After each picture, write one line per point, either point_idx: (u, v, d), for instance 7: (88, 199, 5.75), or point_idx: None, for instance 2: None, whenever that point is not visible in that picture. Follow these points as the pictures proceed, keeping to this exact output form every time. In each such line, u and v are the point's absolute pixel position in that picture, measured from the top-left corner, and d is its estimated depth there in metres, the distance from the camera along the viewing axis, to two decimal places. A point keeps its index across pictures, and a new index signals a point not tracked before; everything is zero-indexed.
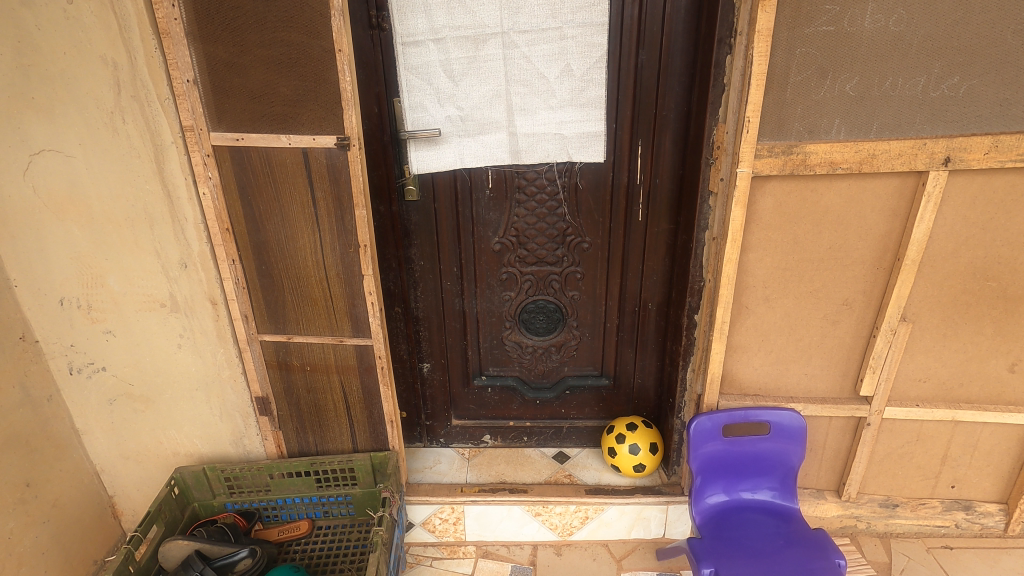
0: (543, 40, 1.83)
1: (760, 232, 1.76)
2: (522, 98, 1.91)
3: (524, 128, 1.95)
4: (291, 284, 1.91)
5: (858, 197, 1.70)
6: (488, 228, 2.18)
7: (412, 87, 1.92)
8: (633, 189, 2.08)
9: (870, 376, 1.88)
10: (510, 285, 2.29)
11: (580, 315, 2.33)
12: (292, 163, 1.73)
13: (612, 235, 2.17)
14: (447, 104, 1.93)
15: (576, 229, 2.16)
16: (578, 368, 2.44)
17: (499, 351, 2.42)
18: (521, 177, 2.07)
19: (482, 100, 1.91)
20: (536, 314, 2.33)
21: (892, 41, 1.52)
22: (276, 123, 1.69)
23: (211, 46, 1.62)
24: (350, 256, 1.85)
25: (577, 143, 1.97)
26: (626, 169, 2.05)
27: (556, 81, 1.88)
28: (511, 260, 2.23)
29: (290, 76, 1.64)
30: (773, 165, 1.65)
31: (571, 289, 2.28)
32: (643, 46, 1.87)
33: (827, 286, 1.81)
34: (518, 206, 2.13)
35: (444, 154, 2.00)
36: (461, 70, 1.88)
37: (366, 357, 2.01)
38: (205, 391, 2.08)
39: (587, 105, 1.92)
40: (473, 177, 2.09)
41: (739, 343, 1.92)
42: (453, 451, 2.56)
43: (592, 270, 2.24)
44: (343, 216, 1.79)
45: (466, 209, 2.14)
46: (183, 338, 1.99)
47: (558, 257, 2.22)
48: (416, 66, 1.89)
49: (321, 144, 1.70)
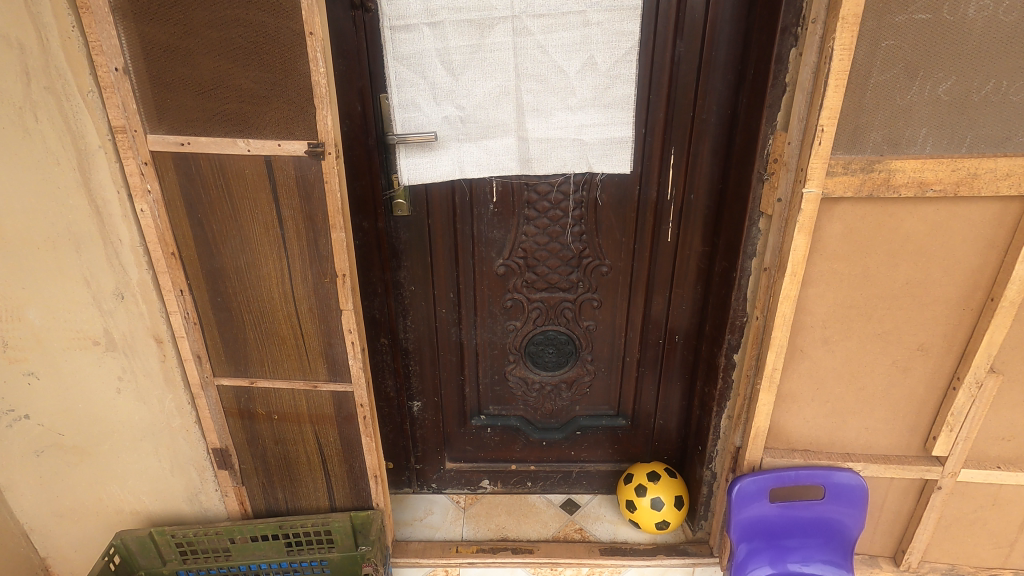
0: (562, 26, 1.53)
1: (824, 262, 1.46)
2: (534, 96, 1.61)
3: (536, 132, 1.66)
4: (252, 320, 1.56)
5: (948, 224, 1.39)
6: (492, 248, 1.86)
7: (403, 81, 1.59)
8: (663, 206, 1.78)
9: (946, 435, 1.58)
10: (515, 313, 1.96)
11: (595, 348, 2.02)
12: (253, 173, 1.39)
13: (637, 257, 1.87)
14: (444, 102, 1.61)
15: (594, 250, 1.85)
16: (592, 408, 2.13)
17: (501, 387, 2.10)
18: (532, 190, 1.76)
19: (487, 98, 1.61)
20: (545, 346, 2.01)
21: (1005, 33, 1.22)
22: (231, 124, 1.35)
23: (147, 25, 1.26)
24: (325, 287, 1.51)
25: (598, 151, 1.68)
26: (655, 183, 1.76)
27: (577, 76, 1.59)
28: (517, 285, 1.91)
29: (249, 64, 1.29)
30: (848, 185, 1.34)
31: (587, 319, 1.97)
32: (681, 35, 1.57)
33: (899, 329, 1.51)
34: (526, 223, 1.81)
35: (441, 161, 1.67)
36: (463, 62, 1.57)
37: (345, 405, 1.68)
38: (152, 441, 1.75)
39: (612, 106, 1.62)
40: (474, 189, 1.77)
41: (789, 391, 1.63)
42: (446, 498, 2.26)
43: (611, 297, 1.94)
44: (317, 240, 1.45)
45: (466, 225, 1.82)
46: (123, 381, 1.65)
47: (572, 282, 1.90)
48: (409, 56, 1.56)
49: (288, 151, 1.35)
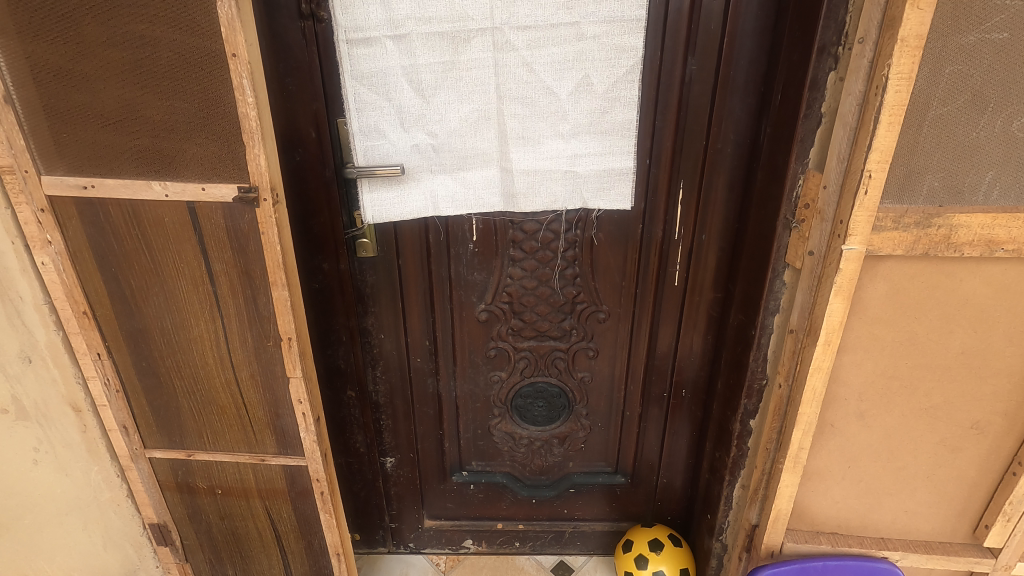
0: (552, 41, 1.30)
1: (863, 327, 1.21)
2: (519, 122, 1.37)
3: (522, 164, 1.41)
4: (185, 387, 1.33)
5: (1016, 287, 1.15)
6: (472, 291, 1.62)
7: (363, 104, 1.34)
8: (669, 247, 1.54)
9: (1002, 527, 1.36)
10: (500, 363, 1.73)
11: (591, 400, 1.79)
12: (174, 221, 1.14)
13: (638, 302, 1.63)
14: (413, 128, 1.37)
15: (589, 295, 1.61)
16: (586, 465, 1.90)
17: (484, 442, 1.86)
18: (518, 228, 1.52)
19: (464, 125, 1.37)
20: (534, 399, 1.78)
21: None
22: (145, 164, 1.10)
23: (33, 44, 1.02)
24: (268, 351, 1.27)
25: (596, 185, 1.43)
26: (661, 221, 1.51)
27: (569, 99, 1.35)
28: (501, 332, 1.67)
29: (164, 92, 1.05)
30: (898, 242, 1.10)
31: (581, 369, 1.73)
32: (693, 52, 1.33)
33: (949, 403, 1.28)
34: (512, 265, 1.57)
35: (410, 196, 1.42)
36: (434, 82, 1.32)
37: (298, 480, 1.45)
38: (81, 517, 1.44)
39: (611, 133, 1.39)
40: (451, 227, 1.52)
41: (816, 469, 1.39)
42: (424, 560, 2.03)
43: (609, 346, 1.70)
44: (257, 298, 1.21)
45: (443, 267, 1.58)
46: (40, 452, 1.35)
47: (564, 330, 1.66)
48: (369, 75, 1.31)
49: (214, 196, 1.11)
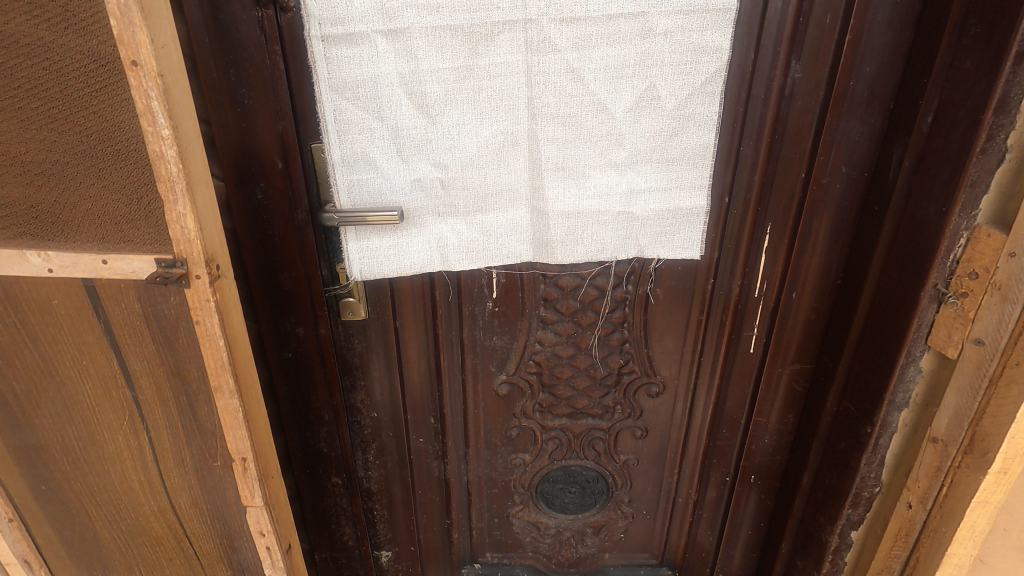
0: (607, 38, 0.94)
1: None
2: (559, 149, 1.01)
3: (559, 203, 1.06)
4: (102, 515, 0.96)
5: None
6: (490, 359, 1.26)
7: (346, 126, 0.97)
8: (746, 306, 1.19)
9: None
10: (523, 444, 1.38)
11: (635, 486, 1.44)
12: (66, 304, 0.78)
13: (701, 374, 1.28)
14: (415, 157, 1.00)
15: (641, 366, 1.27)
16: (626, 557, 1.55)
17: (501, 533, 1.51)
18: (553, 283, 1.16)
19: (483, 152, 1.01)
20: (564, 485, 1.43)
21: None
22: (19, 223, 0.75)
23: None
24: (216, 472, 0.91)
25: (655, 229, 1.09)
26: (739, 274, 1.16)
27: (627, 118, 1.00)
28: (526, 408, 1.32)
29: (37, 120, 0.69)
30: None
31: (625, 452, 1.39)
32: (800, 53, 0.97)
33: None
34: (542, 329, 1.22)
35: (411, 246, 1.07)
36: (443, 95, 0.96)
37: None
38: None
39: (678, 163, 1.04)
40: (463, 282, 1.16)
41: None
42: None
43: (661, 424, 1.36)
44: (197, 406, 0.86)
45: (453, 331, 1.22)
46: None
47: (606, 406, 1.32)
48: (354, 85, 0.95)
49: (120, 272, 0.75)
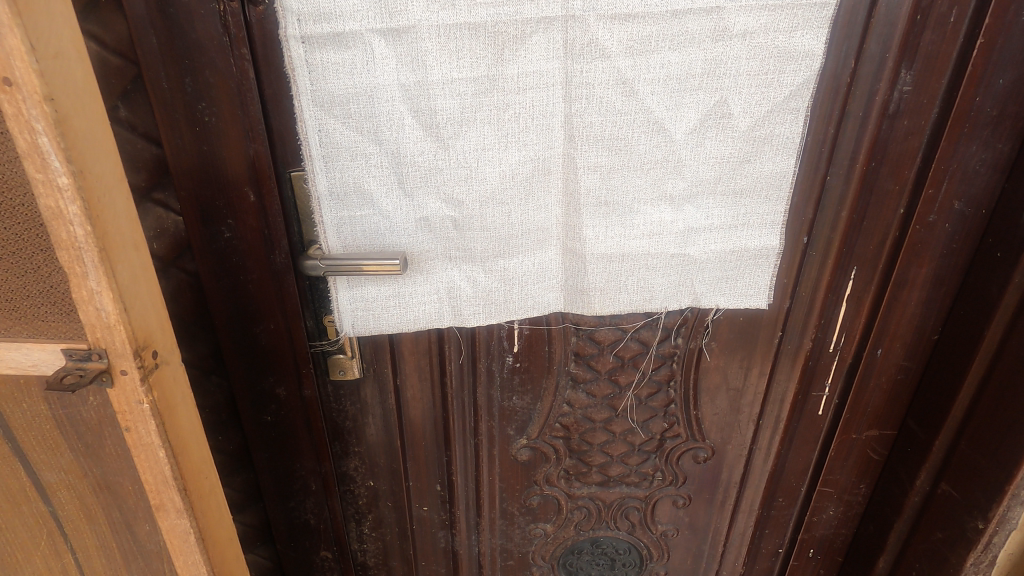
0: (670, 40, 0.73)
1: None
2: (603, 179, 0.81)
3: (600, 246, 0.84)
4: None
5: None
6: (509, 422, 1.06)
7: (333, 151, 0.76)
8: (819, 363, 0.99)
9: None
10: (545, 513, 1.17)
11: (672, 558, 1.24)
12: None
13: (759, 437, 1.08)
14: (421, 190, 0.80)
15: (688, 428, 1.07)
16: None
17: None
18: (588, 337, 0.97)
19: (506, 183, 0.80)
20: (591, 558, 1.23)
21: None
22: None
23: None
24: None
25: (713, 276, 0.88)
26: (815, 326, 0.95)
27: (688, 141, 0.79)
28: (551, 475, 1.12)
29: None
30: None
31: (663, 522, 1.19)
32: (912, 63, 0.77)
33: None
34: (573, 387, 1.02)
35: (415, 298, 0.86)
36: (458, 112, 0.75)
37: None
38: None
39: (745, 194, 0.83)
40: (478, 335, 0.96)
41: None
42: None
43: (707, 492, 1.15)
44: (135, 525, 0.66)
45: (464, 390, 1.02)
46: None
47: (643, 472, 1.11)
48: (345, 100, 0.74)
49: (15, 364, 0.57)
